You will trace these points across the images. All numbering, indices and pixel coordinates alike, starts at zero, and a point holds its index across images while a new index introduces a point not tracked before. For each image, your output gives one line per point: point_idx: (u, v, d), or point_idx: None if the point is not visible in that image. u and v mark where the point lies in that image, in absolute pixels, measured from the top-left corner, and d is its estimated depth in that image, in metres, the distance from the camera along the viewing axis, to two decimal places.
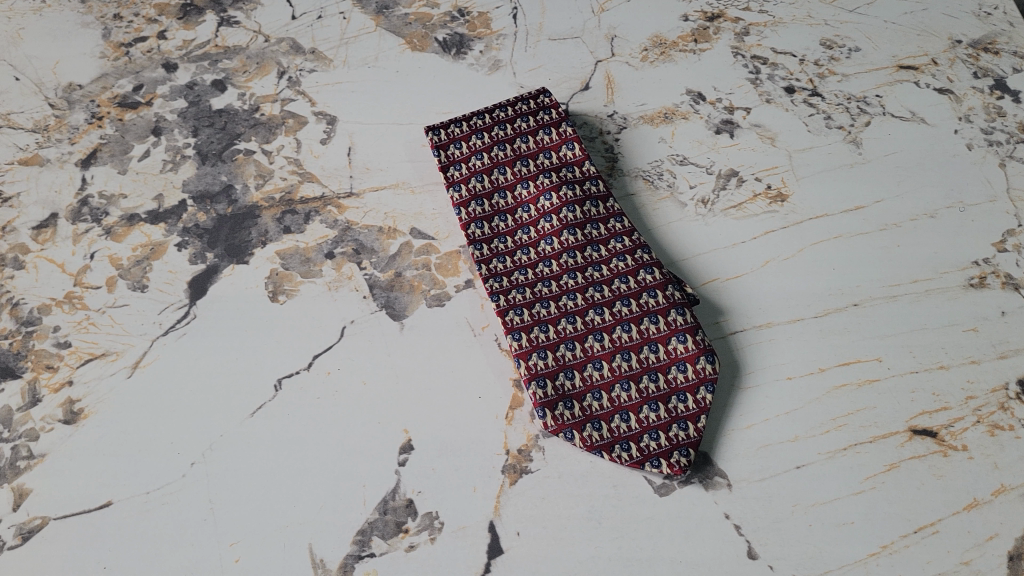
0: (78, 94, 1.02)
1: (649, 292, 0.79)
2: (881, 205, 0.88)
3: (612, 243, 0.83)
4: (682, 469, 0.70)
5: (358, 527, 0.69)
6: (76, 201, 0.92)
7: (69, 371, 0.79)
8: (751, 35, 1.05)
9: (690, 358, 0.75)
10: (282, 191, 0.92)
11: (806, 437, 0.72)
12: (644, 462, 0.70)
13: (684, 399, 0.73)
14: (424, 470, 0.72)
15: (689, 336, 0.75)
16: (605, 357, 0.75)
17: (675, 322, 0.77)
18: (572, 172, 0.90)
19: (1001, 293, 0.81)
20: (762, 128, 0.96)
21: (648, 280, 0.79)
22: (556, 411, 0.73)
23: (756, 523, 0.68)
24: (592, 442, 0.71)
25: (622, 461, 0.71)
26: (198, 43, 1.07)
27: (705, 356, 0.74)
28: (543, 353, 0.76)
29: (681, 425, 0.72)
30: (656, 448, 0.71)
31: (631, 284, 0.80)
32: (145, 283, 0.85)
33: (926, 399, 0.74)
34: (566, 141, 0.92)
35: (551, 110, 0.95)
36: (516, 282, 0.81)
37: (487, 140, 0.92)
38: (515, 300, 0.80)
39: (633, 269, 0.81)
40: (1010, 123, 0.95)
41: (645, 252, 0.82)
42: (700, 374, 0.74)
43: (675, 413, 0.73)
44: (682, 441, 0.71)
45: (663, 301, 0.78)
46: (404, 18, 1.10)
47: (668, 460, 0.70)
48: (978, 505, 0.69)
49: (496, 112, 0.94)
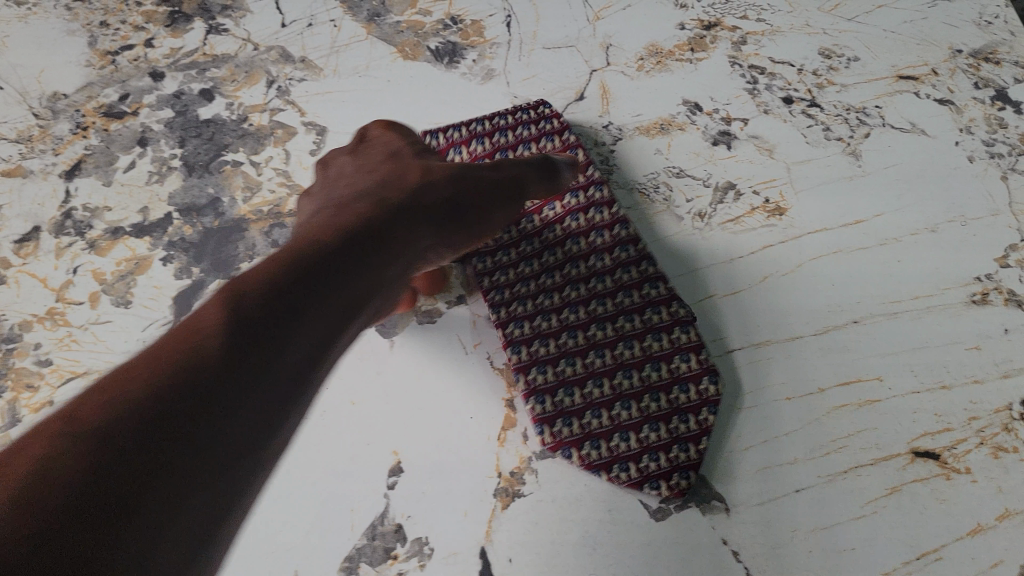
0: (63, 103, 1.00)
1: (652, 307, 0.77)
2: (881, 219, 0.87)
3: (617, 252, 0.81)
4: (682, 492, 0.69)
5: (346, 553, 0.68)
6: (59, 214, 0.90)
7: (50, 391, 0.77)
8: (748, 44, 1.03)
9: (694, 377, 0.74)
10: (270, 204, 0.90)
11: (807, 460, 0.71)
12: (642, 484, 0.69)
13: (686, 419, 0.72)
14: (414, 494, 0.70)
15: (693, 355, 0.74)
16: (607, 374, 0.74)
17: (678, 340, 0.75)
18: (578, 176, 0.88)
19: (1004, 309, 0.79)
20: (759, 139, 0.94)
21: (653, 296, 0.78)
22: (555, 429, 0.72)
23: (754, 549, 0.67)
24: (591, 461, 0.70)
25: (620, 481, 0.69)
26: (186, 52, 1.05)
27: (709, 376, 0.74)
28: (543, 367, 0.75)
29: (682, 445, 0.71)
30: (656, 469, 0.70)
31: (635, 298, 0.78)
32: (130, 298, 0.83)
33: (929, 419, 0.73)
34: (570, 148, 0.90)
35: (552, 119, 0.93)
36: (517, 295, 0.80)
37: (489, 147, 0.91)
38: (517, 313, 0.78)
39: (637, 282, 0.79)
40: (1012, 134, 0.92)
41: (649, 265, 0.80)
42: (703, 395, 0.73)
43: (676, 433, 0.71)
44: (683, 462, 0.70)
45: (666, 318, 0.77)
46: (396, 26, 1.08)
47: (668, 482, 0.69)
48: (982, 530, 0.67)
49: (497, 120, 0.93)
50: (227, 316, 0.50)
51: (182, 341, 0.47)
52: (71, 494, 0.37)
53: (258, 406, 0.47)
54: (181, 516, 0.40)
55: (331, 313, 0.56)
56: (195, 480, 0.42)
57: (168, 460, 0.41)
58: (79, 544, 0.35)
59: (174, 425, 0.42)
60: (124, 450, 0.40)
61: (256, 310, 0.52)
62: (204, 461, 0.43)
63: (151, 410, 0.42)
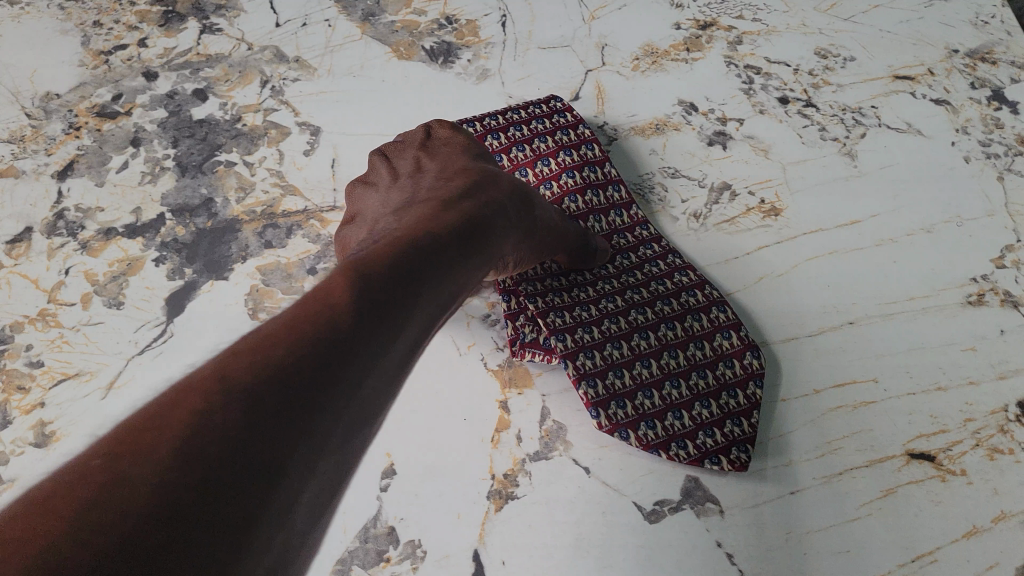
0: (56, 103, 1.00)
1: (688, 292, 0.79)
2: (876, 220, 0.86)
3: (642, 250, 0.83)
4: (743, 466, 0.69)
5: (338, 556, 0.67)
6: (52, 214, 0.90)
7: (41, 393, 0.76)
8: (744, 44, 1.03)
9: (737, 354, 0.76)
10: (263, 204, 0.90)
11: (802, 462, 0.70)
12: (703, 460, 0.70)
13: (735, 395, 0.73)
14: (406, 496, 0.70)
15: (733, 333, 0.77)
16: (653, 356, 0.74)
17: (717, 319, 0.77)
18: (595, 172, 0.88)
19: (1000, 310, 0.79)
20: (755, 139, 0.94)
21: (685, 281, 0.80)
22: (609, 411, 0.71)
23: (749, 551, 0.66)
24: (648, 441, 0.70)
25: (680, 459, 0.70)
26: (179, 52, 1.05)
27: (752, 352, 0.76)
28: (590, 352, 0.73)
29: (735, 421, 0.72)
30: (713, 445, 0.70)
31: (668, 285, 0.79)
32: (122, 299, 0.83)
33: (924, 421, 0.72)
34: (586, 141, 0.90)
35: (565, 113, 0.93)
36: (550, 287, 0.79)
37: (504, 141, 0.89)
38: (554, 303, 0.77)
39: (667, 272, 0.81)
40: (1008, 134, 0.92)
41: (676, 257, 0.82)
42: (748, 370, 0.75)
43: (727, 409, 0.72)
44: (738, 437, 0.71)
45: (703, 299, 0.79)
46: (391, 25, 1.08)
47: (727, 457, 0.70)
48: (978, 532, 0.66)
49: (509, 115, 0.92)
50: (341, 296, 0.44)
51: (293, 329, 0.41)
52: (183, 494, 0.30)
53: (364, 413, 0.41)
54: (282, 533, 0.34)
55: (432, 309, 0.50)
56: (302, 490, 0.36)
57: (286, 466, 0.35)
58: (194, 563, 0.29)
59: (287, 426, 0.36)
60: (239, 450, 0.33)
61: (370, 293, 0.45)
62: (311, 466, 0.37)
63: (262, 403, 0.36)
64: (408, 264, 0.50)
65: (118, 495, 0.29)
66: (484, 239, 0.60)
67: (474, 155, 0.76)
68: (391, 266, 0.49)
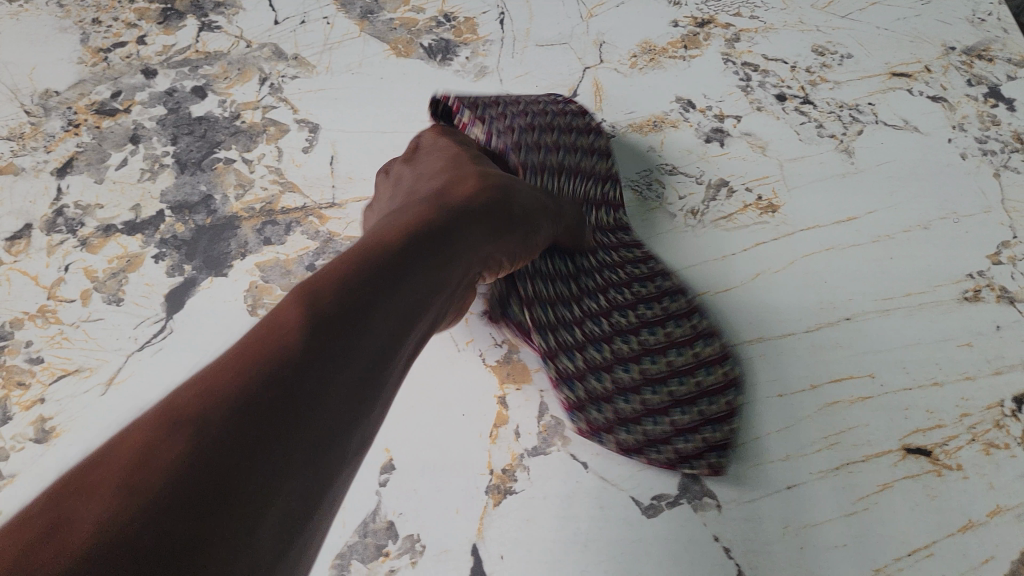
0: (55, 101, 1.00)
1: (668, 298, 0.79)
2: (874, 216, 0.87)
3: (624, 252, 0.82)
4: (718, 471, 0.69)
5: (337, 550, 0.68)
6: (51, 211, 0.90)
7: (41, 388, 0.77)
8: (741, 41, 1.03)
9: (715, 361, 0.76)
10: (262, 201, 0.90)
11: (798, 457, 0.71)
12: (680, 464, 0.69)
13: (714, 400, 0.73)
14: (405, 491, 0.70)
15: (711, 340, 0.77)
16: (634, 359, 0.73)
17: (696, 326, 0.77)
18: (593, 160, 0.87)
19: (996, 306, 0.79)
20: (752, 136, 0.94)
21: (665, 287, 0.80)
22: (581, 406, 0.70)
23: (746, 545, 0.67)
24: (625, 446, 0.70)
25: (656, 463, 0.69)
26: (178, 49, 1.05)
27: (727, 360, 0.76)
28: (572, 353, 0.72)
29: (712, 425, 0.71)
30: (690, 450, 0.70)
31: (650, 290, 0.79)
32: (122, 296, 0.83)
33: (920, 416, 0.73)
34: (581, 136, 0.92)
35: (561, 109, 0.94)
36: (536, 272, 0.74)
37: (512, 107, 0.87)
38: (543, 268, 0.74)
39: (649, 276, 0.81)
40: (1004, 131, 0.92)
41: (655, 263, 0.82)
42: (726, 376, 0.75)
43: (706, 414, 0.72)
44: (714, 442, 0.71)
45: (682, 306, 0.79)
46: (389, 23, 1.08)
47: (703, 461, 0.69)
48: (974, 526, 0.67)
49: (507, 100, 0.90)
50: (296, 313, 0.45)
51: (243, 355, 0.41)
52: (113, 529, 0.30)
53: (325, 426, 0.41)
54: (240, 553, 0.33)
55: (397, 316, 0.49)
56: (259, 511, 0.35)
57: (231, 494, 0.34)
58: None
59: (257, 439, 0.37)
60: (214, 466, 0.35)
61: (321, 315, 0.45)
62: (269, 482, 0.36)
63: (203, 436, 0.36)
64: (383, 270, 0.51)
65: (47, 539, 0.29)
66: (457, 242, 0.59)
67: (456, 157, 0.73)
68: (363, 273, 0.50)
